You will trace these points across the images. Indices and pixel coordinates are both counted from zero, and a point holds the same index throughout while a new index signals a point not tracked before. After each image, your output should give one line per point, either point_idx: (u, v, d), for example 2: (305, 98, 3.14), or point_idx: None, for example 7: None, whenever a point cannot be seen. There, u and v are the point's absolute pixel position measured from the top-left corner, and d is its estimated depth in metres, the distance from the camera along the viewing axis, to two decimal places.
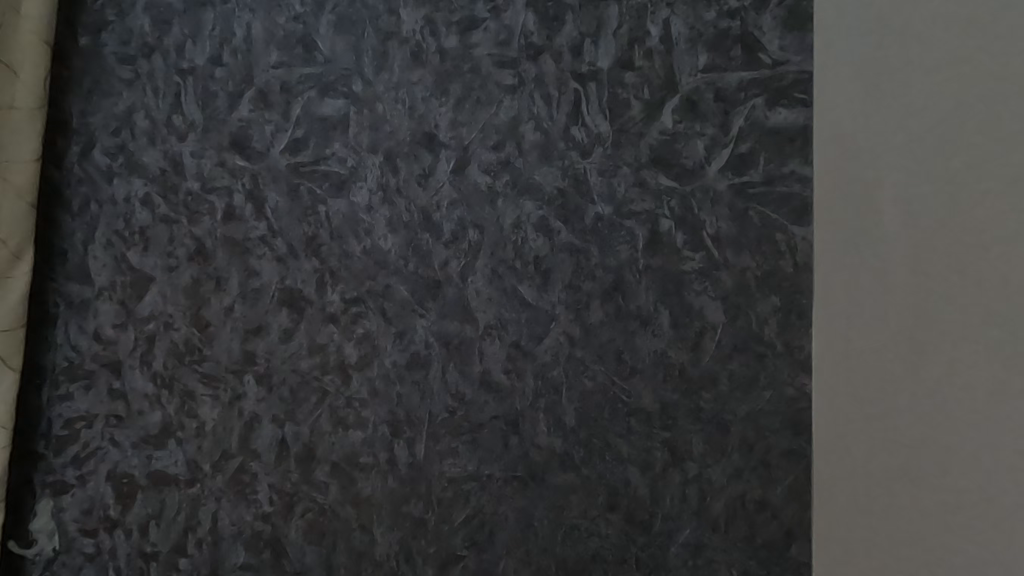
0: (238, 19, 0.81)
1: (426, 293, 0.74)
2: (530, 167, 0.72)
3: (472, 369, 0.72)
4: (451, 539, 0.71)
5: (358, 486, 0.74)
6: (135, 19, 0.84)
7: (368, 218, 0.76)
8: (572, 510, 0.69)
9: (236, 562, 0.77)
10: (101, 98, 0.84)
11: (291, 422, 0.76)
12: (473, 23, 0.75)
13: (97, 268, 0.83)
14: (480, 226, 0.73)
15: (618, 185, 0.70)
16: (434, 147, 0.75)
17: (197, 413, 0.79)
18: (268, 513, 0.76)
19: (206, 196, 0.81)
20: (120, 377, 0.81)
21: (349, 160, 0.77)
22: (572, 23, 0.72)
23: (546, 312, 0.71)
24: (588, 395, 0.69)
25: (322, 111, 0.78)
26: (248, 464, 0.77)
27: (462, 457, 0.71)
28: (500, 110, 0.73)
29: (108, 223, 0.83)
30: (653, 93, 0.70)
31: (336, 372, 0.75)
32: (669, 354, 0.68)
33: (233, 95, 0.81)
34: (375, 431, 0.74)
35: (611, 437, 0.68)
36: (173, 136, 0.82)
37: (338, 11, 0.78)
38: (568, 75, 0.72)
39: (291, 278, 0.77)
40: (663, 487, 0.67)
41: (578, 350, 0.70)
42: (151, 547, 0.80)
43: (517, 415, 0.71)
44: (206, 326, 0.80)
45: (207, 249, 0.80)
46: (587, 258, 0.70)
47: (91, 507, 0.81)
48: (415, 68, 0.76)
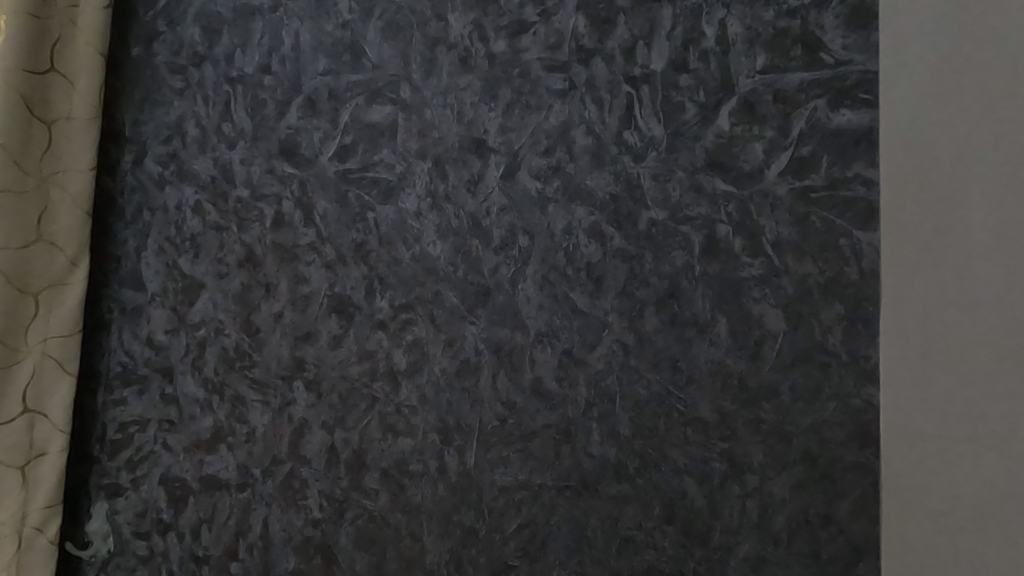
0: (286, 27, 0.82)
1: (476, 300, 0.73)
2: (581, 172, 0.71)
3: (522, 377, 0.71)
4: (503, 548, 0.71)
5: (409, 494, 0.74)
6: (185, 29, 0.85)
7: (417, 224, 0.76)
8: (627, 521, 0.67)
9: (286, 567, 0.77)
10: (153, 107, 0.85)
11: (340, 428, 0.76)
12: (522, 27, 0.74)
13: (150, 275, 0.84)
14: (530, 232, 0.72)
15: (673, 189, 0.68)
16: (483, 152, 0.74)
17: (247, 418, 0.80)
18: (319, 519, 0.76)
19: (256, 203, 0.82)
20: (172, 382, 0.83)
21: (397, 166, 0.77)
22: (623, 26, 0.71)
23: (599, 319, 0.70)
24: (643, 404, 0.68)
25: (371, 118, 0.78)
26: (299, 470, 0.77)
27: (513, 465, 0.71)
28: (550, 115, 0.73)
29: (160, 230, 0.84)
30: (709, 95, 0.68)
31: (386, 379, 0.75)
32: (727, 363, 0.66)
33: (281, 103, 0.81)
34: (425, 439, 0.73)
35: (667, 448, 0.67)
36: (223, 144, 0.83)
37: (386, 18, 0.78)
38: (619, 78, 0.71)
39: (340, 285, 0.78)
40: (722, 499, 0.65)
41: (633, 358, 0.68)
42: (202, 551, 0.80)
43: (570, 423, 0.70)
44: (256, 332, 0.80)
45: (257, 256, 0.81)
46: (641, 265, 0.69)
47: (144, 510, 0.83)
48: (463, 73, 0.76)
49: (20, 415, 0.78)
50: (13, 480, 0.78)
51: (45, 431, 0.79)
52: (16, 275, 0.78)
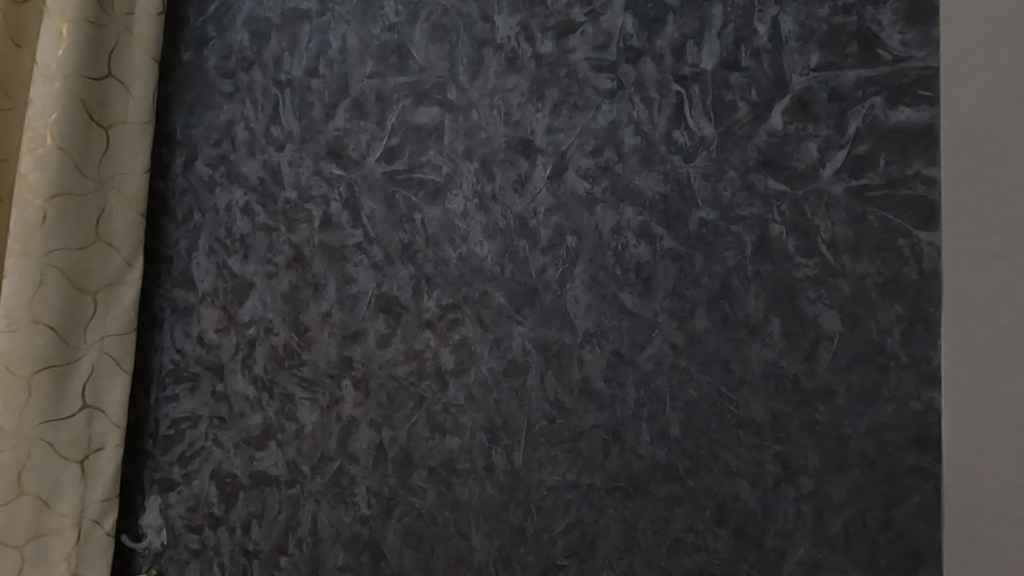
0: (334, 31, 0.83)
1: (524, 300, 0.73)
2: (630, 171, 0.71)
3: (571, 377, 0.71)
4: (552, 548, 0.71)
5: (457, 492, 0.74)
6: (235, 34, 0.87)
7: (464, 225, 0.76)
8: (677, 522, 0.67)
9: (335, 564, 0.79)
10: (203, 111, 0.87)
11: (388, 426, 0.77)
12: (569, 28, 0.74)
13: (201, 274, 0.86)
14: (578, 232, 0.72)
15: (724, 189, 0.68)
16: (531, 153, 0.75)
17: (296, 415, 0.81)
18: (367, 516, 0.77)
19: (305, 205, 0.83)
20: (223, 380, 0.84)
21: (445, 167, 0.78)
22: (673, 25, 0.71)
23: (648, 319, 0.69)
24: (694, 405, 0.67)
25: (417, 119, 0.79)
26: (347, 467, 0.79)
27: (561, 465, 0.71)
28: (598, 115, 0.73)
29: (211, 231, 0.86)
30: (761, 94, 0.67)
31: (433, 378, 0.76)
32: (781, 364, 0.65)
33: (329, 106, 0.83)
34: (473, 438, 0.74)
35: (719, 449, 0.66)
36: (272, 146, 0.85)
37: (432, 20, 0.79)
38: (669, 77, 0.70)
39: (388, 285, 0.79)
40: (775, 502, 0.65)
41: (683, 359, 0.68)
42: (253, 545, 0.82)
43: (619, 423, 0.70)
44: (305, 331, 0.82)
45: (306, 256, 0.82)
46: (691, 265, 0.68)
47: (196, 504, 0.85)
48: (510, 74, 0.76)
49: (80, 410, 0.81)
50: (73, 474, 0.80)
51: (103, 426, 0.82)
52: (75, 276, 0.80)
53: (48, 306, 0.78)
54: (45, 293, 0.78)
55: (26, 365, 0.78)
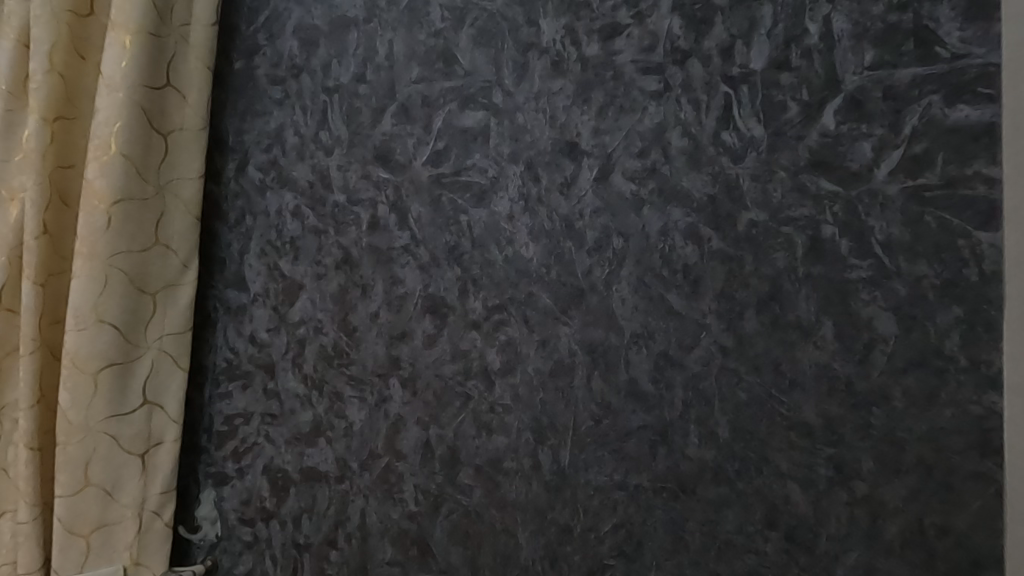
0: (381, 37, 0.85)
1: (570, 301, 0.74)
2: (677, 173, 0.71)
3: (617, 377, 0.72)
4: (598, 547, 0.71)
5: (503, 491, 0.75)
6: (284, 43, 0.89)
7: (510, 226, 0.77)
8: (726, 524, 0.67)
9: (383, 558, 0.80)
10: (255, 117, 0.90)
11: (435, 425, 0.79)
12: (615, 30, 0.74)
13: (253, 276, 0.89)
14: (625, 234, 0.73)
15: (774, 190, 0.67)
16: (577, 155, 0.75)
17: (345, 413, 0.83)
18: (414, 512, 0.79)
19: (352, 207, 0.85)
20: (274, 378, 0.87)
21: (490, 170, 0.79)
22: (721, 25, 0.70)
23: (696, 321, 0.69)
24: (743, 407, 0.67)
25: (463, 122, 0.80)
26: (395, 465, 0.80)
27: (608, 465, 0.71)
28: (645, 117, 0.73)
29: (262, 233, 0.89)
30: (812, 93, 0.67)
31: (480, 378, 0.77)
32: (833, 367, 0.65)
33: (376, 111, 0.85)
34: (519, 437, 0.75)
35: (769, 452, 0.66)
36: (321, 151, 0.87)
37: (477, 25, 0.80)
38: (717, 78, 0.70)
39: (434, 286, 0.80)
40: (827, 505, 0.64)
41: (732, 360, 0.68)
42: (303, 539, 0.85)
43: (666, 425, 0.70)
44: (353, 331, 0.84)
45: (353, 258, 0.84)
46: (740, 266, 0.68)
47: (249, 498, 0.87)
48: (556, 77, 0.77)
49: (140, 406, 0.84)
50: (134, 467, 0.84)
51: (161, 422, 0.85)
52: (136, 277, 0.84)
53: (112, 306, 0.82)
54: (110, 294, 0.82)
55: (92, 363, 0.81)
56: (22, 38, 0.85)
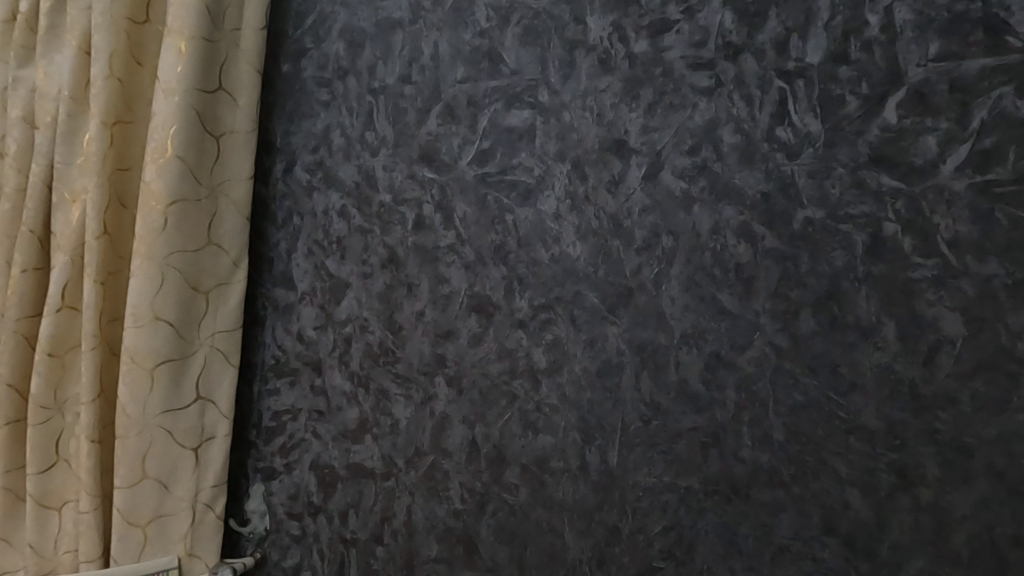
0: (426, 38, 0.85)
1: (618, 300, 0.73)
2: (729, 170, 0.70)
3: (667, 377, 0.71)
4: (647, 549, 0.71)
5: (549, 490, 0.75)
6: (330, 45, 0.91)
7: (556, 225, 0.77)
8: (781, 529, 0.66)
9: (429, 555, 0.81)
10: (302, 119, 0.92)
11: (481, 424, 0.79)
12: (664, 26, 0.73)
13: (300, 275, 0.90)
14: (674, 232, 0.72)
15: (832, 187, 0.66)
16: (625, 153, 0.74)
17: (391, 411, 0.84)
18: (460, 510, 0.80)
19: (398, 207, 0.86)
20: (321, 375, 0.89)
21: (537, 169, 0.78)
22: (775, 19, 0.69)
23: (749, 321, 0.68)
24: (799, 410, 0.66)
25: (509, 122, 0.80)
26: (440, 462, 0.81)
27: (657, 467, 0.71)
28: (695, 113, 0.72)
29: (309, 233, 0.90)
30: (873, 87, 0.65)
31: (526, 377, 0.77)
32: (895, 369, 0.63)
33: (422, 111, 0.85)
34: (566, 437, 0.75)
35: (826, 456, 0.65)
36: (367, 152, 0.88)
37: (523, 24, 0.80)
38: (771, 73, 0.69)
39: (479, 285, 0.80)
40: (890, 512, 0.63)
41: (786, 362, 0.66)
42: (350, 534, 0.86)
43: (718, 427, 0.69)
44: (398, 329, 0.84)
45: (399, 257, 0.85)
46: (796, 265, 0.67)
47: (296, 493, 0.89)
48: (603, 75, 0.76)
49: (194, 401, 0.87)
50: (188, 461, 0.86)
51: (213, 417, 0.88)
52: (190, 276, 0.86)
53: (168, 304, 0.84)
54: (165, 292, 0.84)
55: (150, 359, 0.84)
56: (83, 45, 0.88)
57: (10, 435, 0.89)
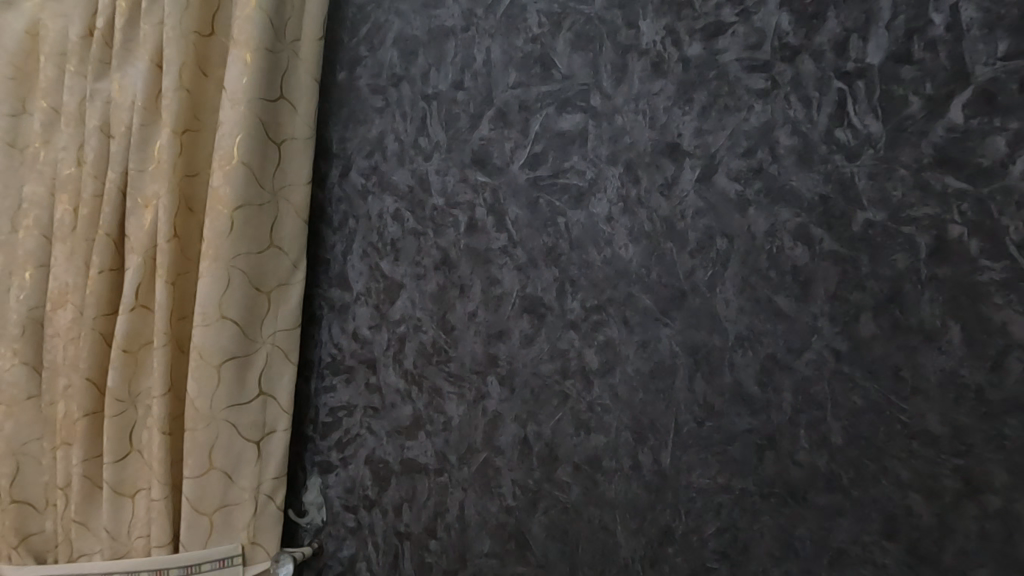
0: (478, 45, 0.87)
1: (671, 302, 0.74)
2: (786, 172, 0.70)
3: (722, 379, 0.71)
4: (701, 550, 0.71)
5: (601, 488, 0.76)
6: (385, 53, 0.93)
7: (608, 227, 0.78)
8: (840, 533, 0.66)
9: (481, 550, 0.83)
10: (357, 125, 0.95)
11: (533, 423, 0.81)
12: (719, 29, 0.73)
13: (356, 276, 0.94)
14: (729, 235, 0.72)
15: (894, 189, 0.65)
16: (678, 156, 0.75)
17: (444, 408, 0.87)
18: (512, 507, 0.81)
19: (451, 210, 0.88)
20: (376, 373, 0.92)
21: (589, 172, 0.80)
22: (834, 19, 0.68)
23: (806, 324, 0.68)
24: (859, 414, 0.66)
25: (561, 126, 0.81)
26: (493, 459, 0.83)
27: (711, 468, 0.71)
28: (750, 115, 0.72)
29: (364, 235, 0.93)
30: (937, 87, 0.64)
31: (578, 377, 0.78)
32: (960, 373, 0.62)
33: (474, 116, 0.87)
34: (618, 437, 0.76)
35: (888, 461, 0.64)
36: (420, 156, 0.90)
37: (575, 29, 0.81)
38: (830, 74, 0.68)
39: (532, 286, 0.82)
40: (954, 518, 0.62)
41: (845, 365, 0.66)
42: (404, 528, 0.89)
43: (774, 429, 0.69)
44: (451, 329, 0.87)
45: (452, 259, 0.87)
46: (856, 268, 0.66)
47: (352, 486, 0.92)
48: (656, 78, 0.77)
49: (257, 396, 0.91)
50: (251, 453, 0.90)
51: (275, 412, 0.92)
52: (254, 277, 0.90)
53: (233, 304, 0.88)
54: (231, 292, 0.88)
55: (216, 356, 0.88)
56: (155, 58, 0.93)
57: (88, 426, 0.95)
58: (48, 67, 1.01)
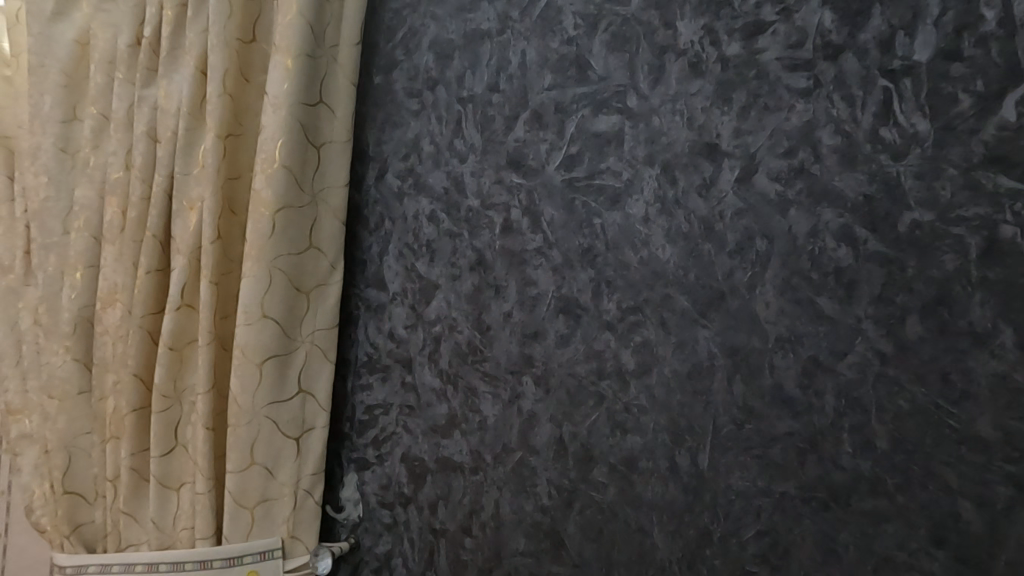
0: (513, 47, 0.88)
1: (709, 304, 0.74)
2: (829, 172, 0.69)
3: (761, 382, 0.71)
4: (740, 553, 0.71)
5: (638, 490, 0.77)
6: (421, 56, 0.95)
7: (645, 229, 0.78)
8: (885, 539, 0.65)
9: (516, 549, 0.84)
10: (393, 128, 0.96)
11: (568, 423, 0.81)
12: (759, 29, 0.73)
13: (391, 276, 0.95)
14: (769, 236, 0.71)
15: (942, 188, 0.64)
16: (717, 156, 0.74)
17: (479, 408, 0.87)
18: (548, 506, 0.82)
19: (486, 212, 0.88)
20: (412, 372, 0.93)
21: (625, 173, 0.80)
22: (879, 17, 0.67)
23: (850, 326, 0.67)
24: (905, 417, 0.65)
25: (597, 127, 0.82)
26: (528, 459, 0.84)
27: (750, 471, 0.71)
28: (792, 115, 0.71)
29: (400, 237, 0.95)
30: (989, 84, 0.63)
31: (614, 378, 0.78)
32: (1013, 377, 0.61)
33: (509, 118, 0.87)
34: (655, 438, 0.76)
35: (935, 466, 0.63)
36: (455, 158, 0.91)
37: (611, 31, 0.81)
38: (874, 72, 0.67)
39: (567, 287, 0.82)
40: (1006, 526, 0.61)
41: (891, 368, 0.65)
42: (439, 525, 0.90)
43: (816, 433, 0.68)
44: (486, 329, 0.87)
45: (487, 260, 0.88)
46: (902, 270, 0.65)
47: (388, 483, 0.94)
48: (693, 79, 0.76)
49: (297, 394, 0.93)
50: (291, 449, 0.93)
51: (313, 409, 0.94)
52: (294, 278, 0.92)
53: (275, 304, 0.90)
54: (273, 292, 0.90)
55: (258, 354, 0.90)
56: (200, 65, 0.96)
57: (136, 421, 0.98)
58: (97, 75, 1.05)
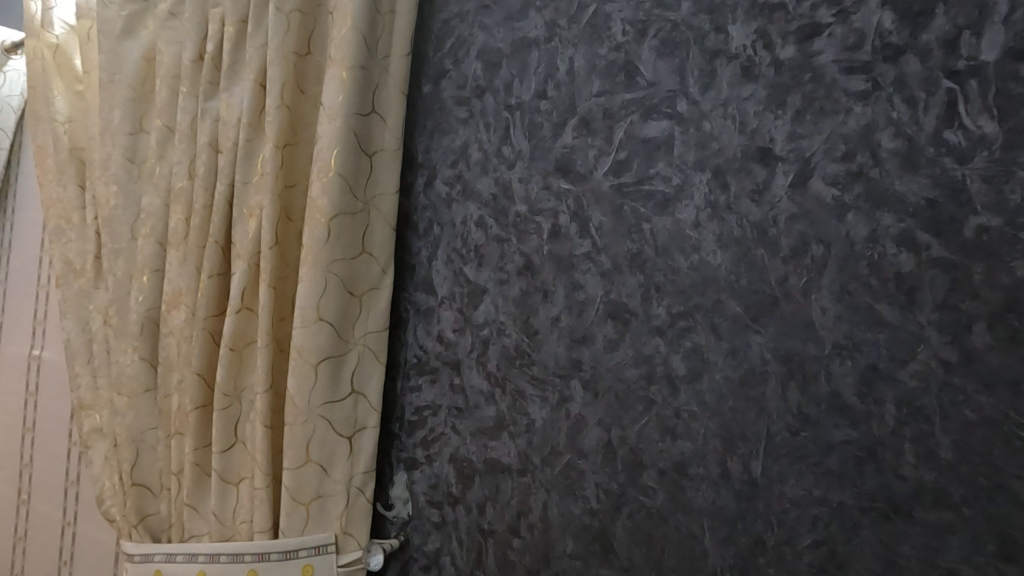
0: (561, 54, 0.89)
1: (762, 310, 0.73)
2: (888, 176, 0.67)
3: (818, 389, 0.70)
4: (795, 562, 0.70)
5: (688, 496, 0.76)
6: (469, 64, 0.96)
7: (695, 234, 0.78)
8: (950, 552, 0.63)
9: (565, 551, 0.85)
10: (442, 135, 0.99)
11: (617, 427, 0.81)
12: (814, 31, 0.72)
13: (440, 280, 0.97)
14: (825, 241, 0.70)
15: (1012, 192, 0.62)
16: (770, 161, 0.74)
17: (528, 411, 0.89)
18: (596, 510, 0.83)
19: (534, 217, 0.90)
20: (460, 374, 0.95)
21: (675, 178, 0.80)
22: (942, 17, 0.66)
23: (912, 333, 0.66)
24: (971, 428, 0.63)
25: (646, 133, 0.82)
26: (576, 462, 0.84)
27: (806, 479, 0.70)
28: (849, 118, 0.70)
29: (449, 242, 0.97)
30: None
31: (664, 383, 0.79)
32: None
33: (557, 124, 0.88)
34: (706, 444, 0.76)
35: (1005, 479, 0.61)
36: (503, 165, 0.93)
37: (661, 36, 0.81)
38: (938, 73, 0.66)
39: (616, 291, 0.82)
40: None
41: (956, 377, 0.64)
42: (488, 525, 0.91)
43: (876, 442, 0.67)
44: (534, 333, 0.88)
45: (535, 265, 0.89)
46: (968, 276, 0.64)
47: (437, 483, 0.96)
48: (746, 83, 0.76)
49: (349, 394, 0.96)
50: (344, 448, 0.96)
51: (365, 409, 0.97)
52: (348, 282, 0.95)
53: (330, 307, 0.94)
54: (328, 296, 0.94)
55: (314, 356, 0.93)
56: (259, 79, 1.00)
57: (199, 418, 1.03)
58: (163, 89, 1.11)
